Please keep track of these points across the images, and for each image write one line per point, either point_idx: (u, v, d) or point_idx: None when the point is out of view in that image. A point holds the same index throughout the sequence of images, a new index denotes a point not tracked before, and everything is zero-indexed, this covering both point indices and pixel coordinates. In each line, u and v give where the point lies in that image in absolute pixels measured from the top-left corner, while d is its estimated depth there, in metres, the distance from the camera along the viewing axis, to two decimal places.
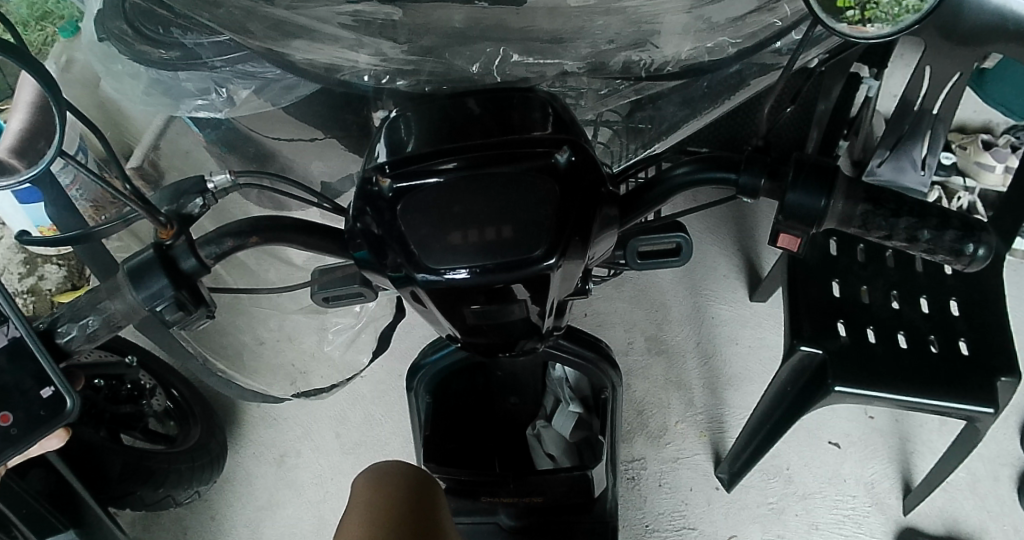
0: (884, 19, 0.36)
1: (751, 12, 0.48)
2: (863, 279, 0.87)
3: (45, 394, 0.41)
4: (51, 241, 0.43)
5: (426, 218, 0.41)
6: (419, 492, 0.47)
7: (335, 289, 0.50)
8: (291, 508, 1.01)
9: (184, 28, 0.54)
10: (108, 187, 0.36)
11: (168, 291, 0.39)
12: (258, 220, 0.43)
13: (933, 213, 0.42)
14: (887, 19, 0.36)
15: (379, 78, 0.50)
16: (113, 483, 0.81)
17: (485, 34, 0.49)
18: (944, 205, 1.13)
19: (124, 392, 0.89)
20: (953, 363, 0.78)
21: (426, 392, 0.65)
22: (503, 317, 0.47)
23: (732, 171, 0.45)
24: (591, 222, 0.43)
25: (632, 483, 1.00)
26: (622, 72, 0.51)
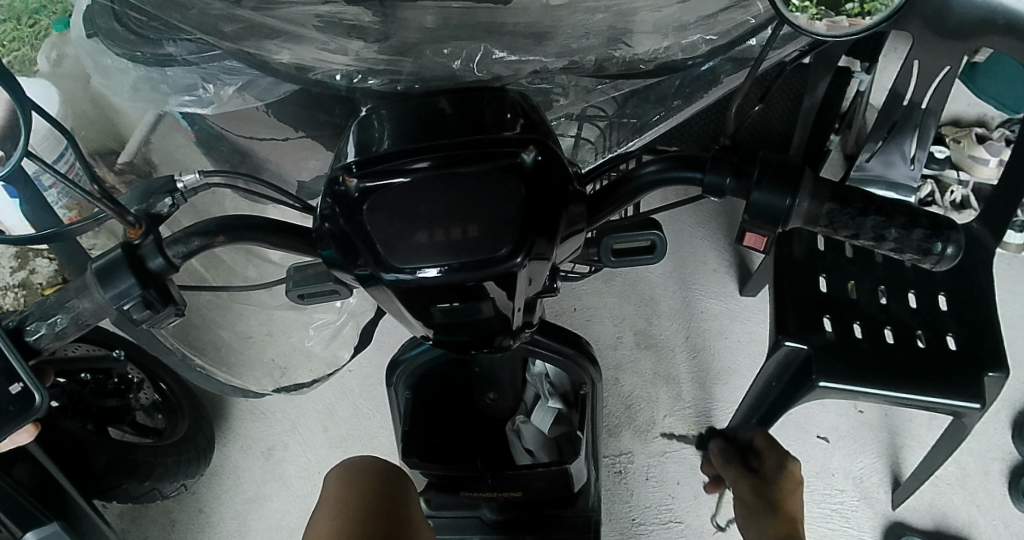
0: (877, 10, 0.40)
1: (724, 9, 0.49)
2: (851, 274, 0.87)
3: (15, 390, 0.41)
4: (25, 239, 0.44)
5: (393, 217, 0.41)
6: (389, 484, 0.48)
7: (308, 288, 0.50)
8: (281, 500, 1.02)
9: (158, 30, 0.54)
10: (82, 192, 0.38)
11: (135, 290, 0.39)
12: (226, 220, 0.43)
13: (901, 212, 0.42)
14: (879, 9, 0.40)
15: (351, 77, 0.49)
16: (99, 477, 0.82)
17: (456, 32, 0.48)
18: (937, 199, 1.12)
19: (110, 386, 0.90)
20: (941, 358, 0.78)
21: (405, 386, 0.66)
22: (473, 315, 0.47)
23: (698, 171, 0.45)
24: (559, 220, 0.44)
25: (618, 477, 1.01)
26: (596, 71, 0.51)
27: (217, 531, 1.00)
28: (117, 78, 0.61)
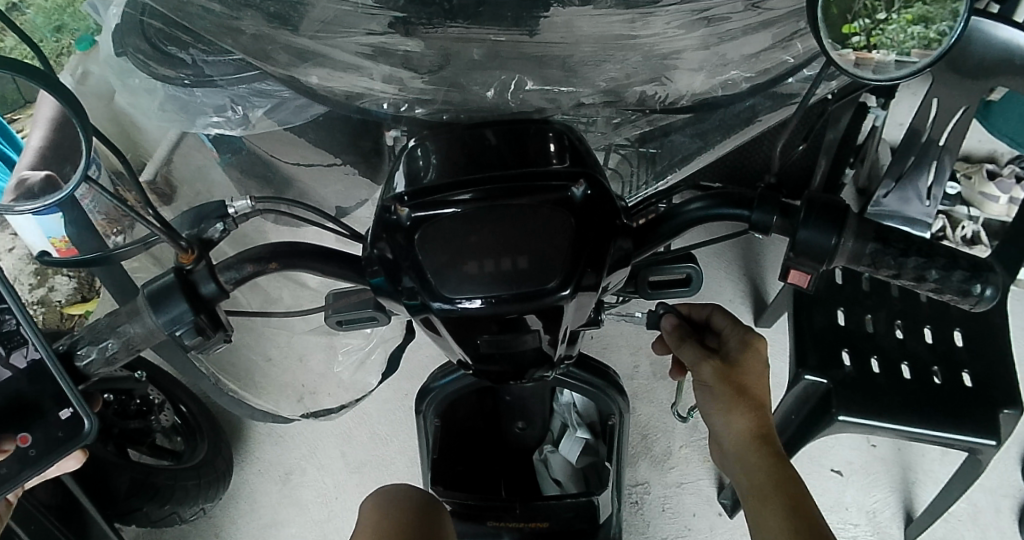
0: (887, 44, 0.40)
1: (767, 49, 0.50)
2: (868, 308, 0.88)
3: (64, 416, 0.40)
4: (71, 261, 0.43)
5: (442, 247, 0.42)
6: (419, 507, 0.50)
7: (348, 315, 0.50)
8: (292, 528, 1.00)
9: (192, 48, 0.54)
10: (133, 213, 0.36)
11: (188, 316, 0.39)
12: (277, 246, 0.43)
13: (940, 252, 0.43)
14: (889, 44, 0.40)
15: (399, 106, 0.51)
16: (121, 500, 0.82)
17: (504, 64, 0.48)
18: (947, 233, 1.15)
19: (132, 407, 0.90)
20: (957, 394, 0.78)
21: (434, 415, 0.66)
22: (515, 346, 0.47)
23: (744, 208, 0.46)
24: (605, 254, 0.44)
25: (636, 508, 1.00)
26: (638, 104, 0.53)
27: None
28: (144, 96, 0.62)
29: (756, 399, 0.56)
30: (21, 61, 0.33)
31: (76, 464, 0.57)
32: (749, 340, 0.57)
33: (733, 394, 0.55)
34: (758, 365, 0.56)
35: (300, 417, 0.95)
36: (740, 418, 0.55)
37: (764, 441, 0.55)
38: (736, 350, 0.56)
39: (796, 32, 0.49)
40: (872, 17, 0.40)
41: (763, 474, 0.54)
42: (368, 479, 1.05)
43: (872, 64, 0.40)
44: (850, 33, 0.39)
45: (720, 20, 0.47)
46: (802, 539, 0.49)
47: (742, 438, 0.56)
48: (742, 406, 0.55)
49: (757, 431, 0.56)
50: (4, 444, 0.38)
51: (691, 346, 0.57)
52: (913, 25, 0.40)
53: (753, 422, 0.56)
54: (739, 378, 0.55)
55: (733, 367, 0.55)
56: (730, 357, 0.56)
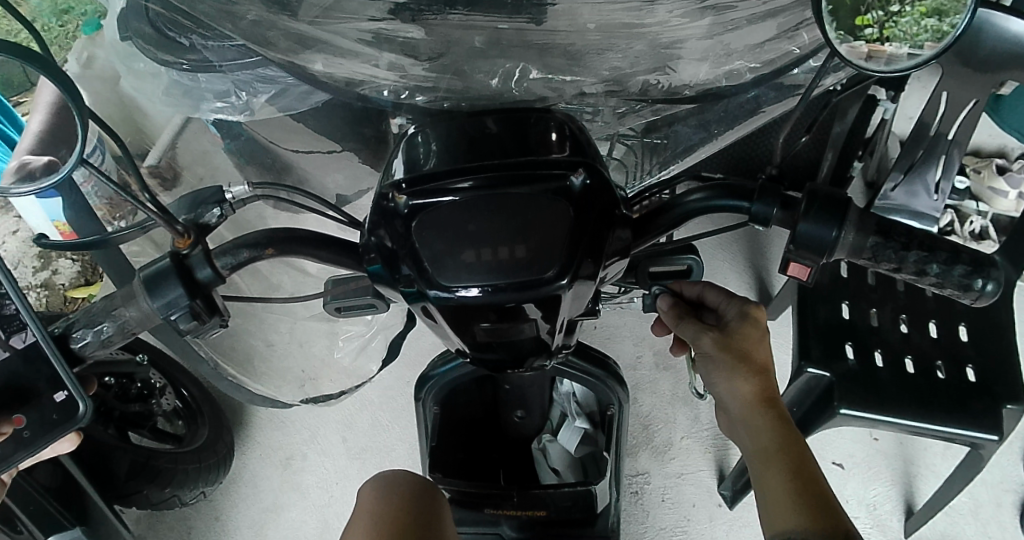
0: (902, 38, 0.40)
1: (771, 39, 0.49)
2: (873, 301, 0.87)
3: (59, 398, 0.40)
4: (70, 245, 0.44)
5: (441, 235, 0.42)
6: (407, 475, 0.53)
7: (347, 301, 0.50)
8: (295, 511, 1.02)
9: (195, 35, 0.54)
10: (129, 197, 0.37)
11: (183, 300, 0.39)
12: (274, 232, 0.43)
13: (943, 247, 0.42)
14: (905, 37, 0.40)
15: (399, 93, 0.50)
16: (122, 482, 0.84)
17: (506, 52, 0.48)
18: (954, 227, 1.14)
19: (133, 391, 0.89)
20: (961, 390, 0.78)
21: (434, 402, 0.67)
22: (513, 335, 0.47)
23: (745, 200, 0.45)
24: (604, 244, 0.44)
25: (635, 498, 1.01)
26: (640, 94, 0.52)
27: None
28: (151, 82, 0.62)
29: (759, 365, 0.56)
30: (21, 47, 0.34)
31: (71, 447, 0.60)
32: (746, 311, 0.57)
33: (735, 361, 0.55)
34: (757, 333, 0.57)
35: (298, 402, 0.96)
36: (743, 384, 0.55)
37: (769, 404, 0.55)
38: (735, 319, 0.57)
39: (802, 22, 0.48)
40: (884, 9, 0.40)
41: (768, 438, 0.54)
42: (370, 465, 1.05)
43: (888, 53, 0.39)
44: (863, 24, 0.39)
45: (725, 9, 0.47)
46: (807, 498, 0.49)
47: (747, 403, 0.56)
48: (744, 371, 0.55)
49: (760, 395, 0.55)
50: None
51: (690, 321, 0.56)
52: (926, 18, 0.40)
53: (756, 387, 0.55)
54: (741, 346, 0.56)
55: (733, 335, 0.56)
56: (731, 328, 0.56)
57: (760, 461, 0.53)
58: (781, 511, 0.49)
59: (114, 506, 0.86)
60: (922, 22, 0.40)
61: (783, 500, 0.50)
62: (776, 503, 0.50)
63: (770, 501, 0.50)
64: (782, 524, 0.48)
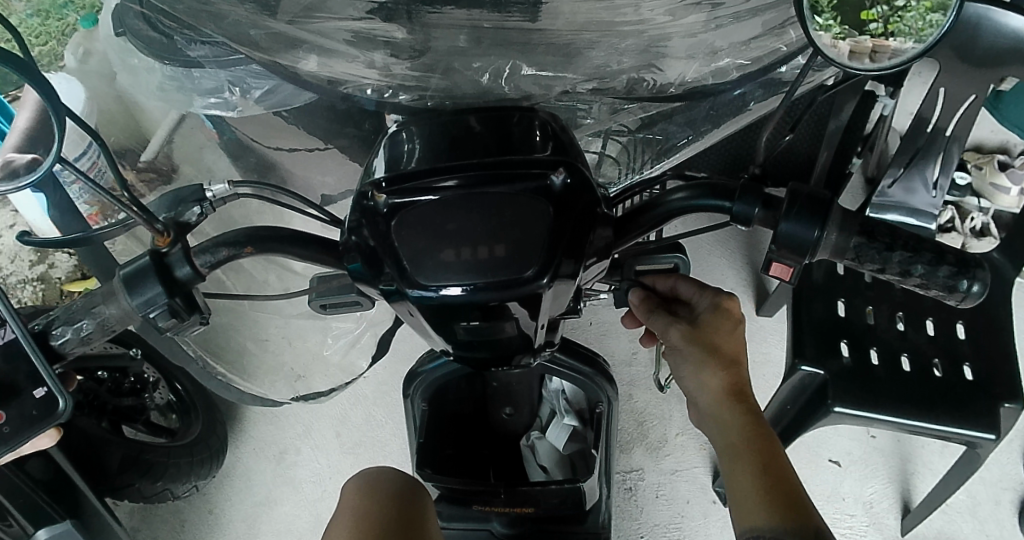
0: (908, 33, 0.40)
1: (756, 37, 0.49)
2: (869, 299, 0.86)
3: (39, 394, 0.40)
4: (55, 242, 0.44)
5: (420, 234, 0.41)
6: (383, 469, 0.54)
7: (331, 299, 0.50)
8: (292, 505, 1.03)
9: (186, 38, 0.54)
10: (110, 196, 0.38)
11: (161, 298, 0.39)
12: (253, 230, 0.43)
13: (928, 247, 0.42)
14: (910, 32, 0.40)
15: (382, 92, 0.49)
16: (113, 476, 0.84)
17: (488, 51, 0.48)
18: (955, 224, 1.12)
19: (127, 385, 0.92)
20: (957, 388, 0.77)
21: (422, 398, 0.67)
22: (496, 333, 0.47)
23: (727, 199, 0.45)
24: (586, 242, 0.44)
25: (628, 494, 1.01)
26: (627, 92, 0.51)
27: (227, 532, 1.01)
28: (144, 78, 0.62)
29: (730, 357, 0.55)
30: (5, 51, 0.34)
31: (51, 443, 0.60)
32: (719, 304, 0.56)
33: (706, 352, 0.54)
34: (728, 326, 0.56)
35: (290, 401, 0.97)
36: (713, 376, 0.54)
37: (739, 397, 0.55)
38: (707, 310, 0.56)
39: (787, 20, 0.48)
40: (890, 7, 0.41)
41: (738, 431, 0.53)
42: (365, 460, 1.06)
43: (890, 45, 0.39)
44: (867, 19, 0.41)
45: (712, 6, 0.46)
46: (775, 493, 0.48)
47: (716, 395, 0.55)
48: (713, 363, 0.54)
49: (732, 387, 0.55)
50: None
51: (661, 314, 0.55)
52: (931, 11, 0.39)
53: (726, 379, 0.55)
54: (711, 338, 0.55)
55: (704, 327, 0.55)
56: (701, 321, 0.55)
57: (729, 454, 0.53)
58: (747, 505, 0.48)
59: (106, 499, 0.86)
60: (929, 16, 0.39)
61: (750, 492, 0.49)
62: (742, 497, 0.49)
63: (737, 493, 0.49)
64: (747, 516, 0.47)
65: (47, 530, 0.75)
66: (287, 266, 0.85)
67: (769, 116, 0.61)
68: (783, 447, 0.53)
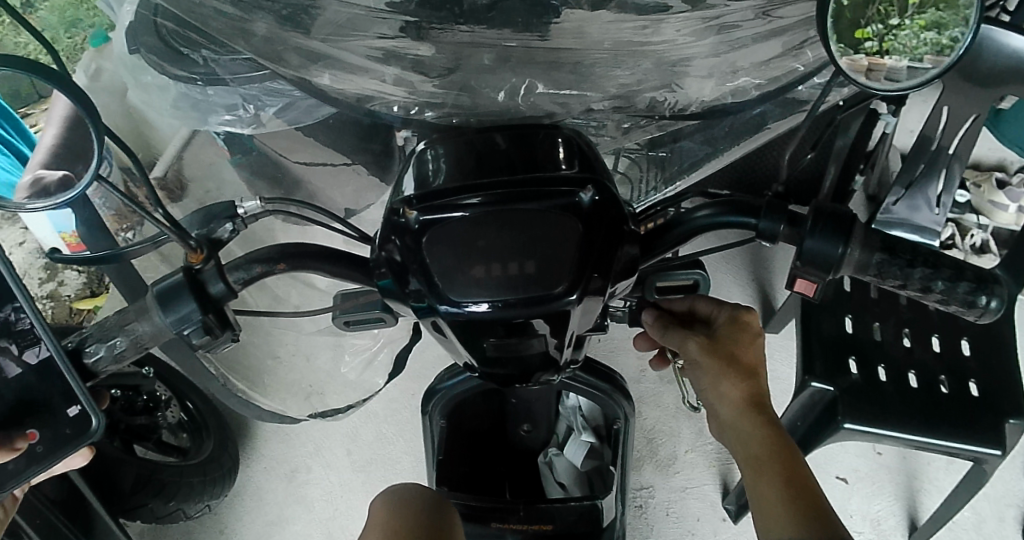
0: (902, 51, 0.41)
1: (776, 57, 0.50)
2: (876, 315, 0.87)
3: (72, 413, 0.41)
4: (84, 259, 0.44)
5: (450, 250, 0.42)
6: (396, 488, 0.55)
7: (356, 316, 0.50)
8: (298, 525, 1.01)
9: (205, 47, 0.54)
10: (144, 212, 0.38)
11: (196, 315, 0.39)
12: (285, 247, 0.44)
13: (947, 263, 0.43)
14: (904, 51, 0.41)
15: (409, 109, 0.51)
16: (127, 496, 0.84)
17: (515, 69, 0.48)
18: (955, 241, 1.15)
19: (139, 403, 0.91)
20: (963, 404, 0.78)
21: (440, 416, 0.68)
22: (522, 351, 0.46)
23: (752, 216, 0.46)
24: (613, 260, 0.44)
25: (640, 512, 1.01)
26: (647, 109, 0.52)
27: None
28: (156, 95, 0.62)
29: (749, 370, 0.56)
30: (33, 61, 0.33)
31: (81, 462, 0.58)
32: (736, 317, 0.56)
33: (724, 366, 0.55)
34: (746, 338, 0.56)
35: (307, 417, 0.98)
36: (731, 388, 0.55)
37: (758, 409, 0.55)
38: (725, 324, 0.56)
39: (807, 40, 0.49)
40: (883, 23, 0.40)
41: (759, 442, 0.53)
42: (374, 479, 1.05)
43: (886, 70, 0.40)
44: (863, 38, 0.40)
45: (731, 27, 0.48)
46: (799, 503, 0.48)
47: (735, 408, 0.55)
48: (731, 375, 0.55)
49: (751, 399, 0.55)
50: (16, 440, 0.40)
51: (676, 330, 0.56)
52: (925, 31, 0.40)
53: (745, 392, 0.55)
54: (729, 352, 0.55)
55: (721, 341, 0.55)
56: (718, 335, 0.56)
57: (752, 467, 0.53)
58: (773, 516, 0.48)
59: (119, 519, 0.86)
60: (923, 35, 0.40)
61: (773, 505, 0.49)
62: (767, 508, 0.49)
63: (761, 508, 0.50)
64: (773, 527, 0.48)
65: None
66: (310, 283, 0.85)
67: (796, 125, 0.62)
68: (803, 456, 0.53)
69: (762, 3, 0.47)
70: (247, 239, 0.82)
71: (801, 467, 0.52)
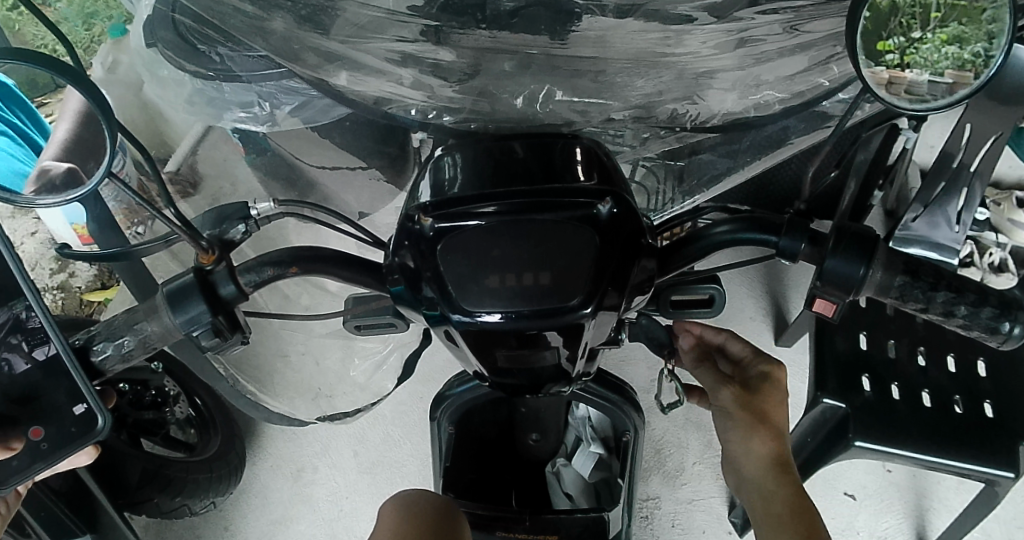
0: (923, 64, 0.39)
1: (801, 72, 0.49)
2: (891, 333, 0.86)
3: (78, 411, 0.41)
4: (94, 256, 0.44)
5: (464, 259, 0.41)
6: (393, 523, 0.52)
7: (367, 320, 0.50)
8: (304, 524, 1.01)
9: (215, 41, 0.54)
10: (158, 213, 0.37)
11: (206, 316, 0.39)
12: (298, 250, 0.44)
13: (971, 287, 0.42)
14: (926, 64, 0.39)
15: (427, 113, 0.51)
16: (132, 490, 0.86)
17: (536, 75, 0.48)
18: (972, 258, 1.13)
19: (147, 398, 0.90)
20: (977, 426, 0.76)
21: (449, 422, 0.67)
22: (534, 361, 0.46)
23: (773, 233, 0.45)
24: (629, 273, 0.43)
25: (645, 523, 1.00)
26: (669, 121, 0.53)
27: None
28: (173, 88, 0.61)
29: (777, 427, 0.64)
30: (53, 58, 0.33)
31: (87, 460, 0.57)
32: (767, 370, 0.66)
33: (754, 421, 0.63)
34: (776, 394, 0.65)
35: (315, 421, 0.99)
36: (759, 443, 0.63)
37: (783, 467, 0.62)
38: (752, 376, 0.66)
39: (833, 56, 0.48)
40: (907, 35, 0.38)
41: (778, 494, 0.61)
42: (380, 481, 1.05)
43: (907, 84, 0.39)
44: (884, 50, 0.38)
45: (757, 41, 0.46)
46: None
47: (763, 463, 0.63)
48: (761, 430, 0.63)
49: (777, 457, 0.63)
50: (13, 440, 0.41)
51: (704, 368, 0.68)
52: (947, 45, 0.39)
53: (773, 446, 0.63)
54: (759, 404, 0.64)
55: (749, 391, 0.65)
56: (749, 387, 0.65)
57: (771, 520, 0.60)
58: None
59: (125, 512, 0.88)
60: (946, 49, 0.39)
61: None
62: None
63: None
64: None
65: None
66: (321, 286, 0.86)
67: (818, 141, 0.62)
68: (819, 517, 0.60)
69: (790, 17, 0.45)
70: (256, 240, 0.82)
71: (814, 523, 0.59)
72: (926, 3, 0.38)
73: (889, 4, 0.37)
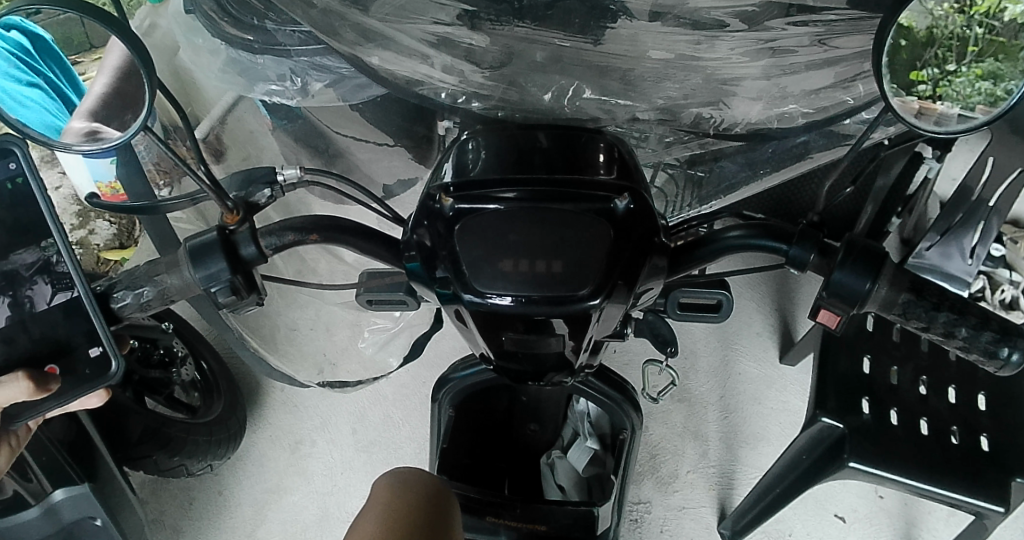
0: (954, 98, 0.41)
1: (827, 88, 0.50)
2: (895, 359, 0.86)
3: (93, 354, 0.43)
4: (120, 208, 0.45)
5: (481, 240, 0.41)
6: (407, 491, 0.47)
7: (380, 296, 0.50)
8: (297, 496, 1.03)
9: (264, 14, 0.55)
10: (190, 170, 0.38)
11: (225, 274, 0.40)
12: (319, 219, 0.45)
13: (973, 311, 0.41)
14: (957, 98, 0.41)
15: (456, 97, 0.52)
16: (132, 445, 0.87)
17: (565, 70, 0.49)
18: (984, 294, 1.14)
19: (155, 357, 0.96)
20: (973, 458, 0.76)
21: (449, 405, 0.69)
22: (539, 348, 0.45)
23: (783, 242, 0.45)
24: (640, 270, 0.43)
25: (634, 525, 1.01)
26: (692, 126, 0.54)
27: (233, 516, 1.01)
28: (207, 57, 0.63)
29: None
30: (95, 5, 0.33)
31: (98, 403, 0.59)
32: None
33: None
34: None
35: (315, 385, 1.00)
36: None
37: None
38: None
39: (860, 74, 0.49)
40: (942, 67, 0.41)
41: None
42: (376, 460, 1.06)
43: (935, 116, 0.40)
44: (917, 80, 0.40)
45: (786, 52, 0.47)
46: None
47: None
48: None
49: None
50: (50, 381, 0.42)
51: None
52: (982, 80, 0.40)
53: None
54: None
55: None
56: None
57: None
58: None
59: (123, 468, 0.89)
60: (979, 84, 0.40)
61: None
62: None
63: None
64: None
65: (64, 491, 0.77)
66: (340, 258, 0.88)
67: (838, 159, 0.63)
68: None
69: (820, 31, 0.45)
70: (279, 205, 0.85)
71: None
72: (963, 37, 0.40)
73: (924, 38, 0.38)
